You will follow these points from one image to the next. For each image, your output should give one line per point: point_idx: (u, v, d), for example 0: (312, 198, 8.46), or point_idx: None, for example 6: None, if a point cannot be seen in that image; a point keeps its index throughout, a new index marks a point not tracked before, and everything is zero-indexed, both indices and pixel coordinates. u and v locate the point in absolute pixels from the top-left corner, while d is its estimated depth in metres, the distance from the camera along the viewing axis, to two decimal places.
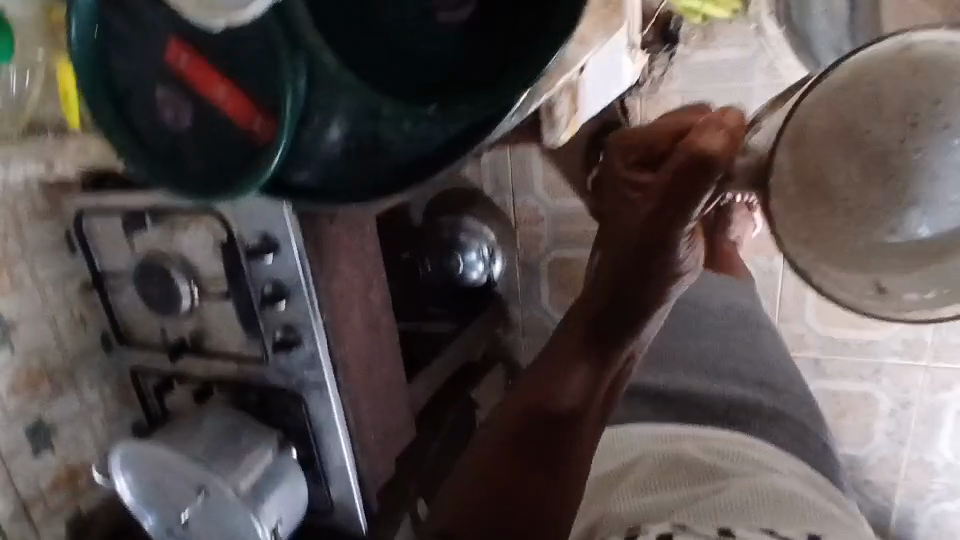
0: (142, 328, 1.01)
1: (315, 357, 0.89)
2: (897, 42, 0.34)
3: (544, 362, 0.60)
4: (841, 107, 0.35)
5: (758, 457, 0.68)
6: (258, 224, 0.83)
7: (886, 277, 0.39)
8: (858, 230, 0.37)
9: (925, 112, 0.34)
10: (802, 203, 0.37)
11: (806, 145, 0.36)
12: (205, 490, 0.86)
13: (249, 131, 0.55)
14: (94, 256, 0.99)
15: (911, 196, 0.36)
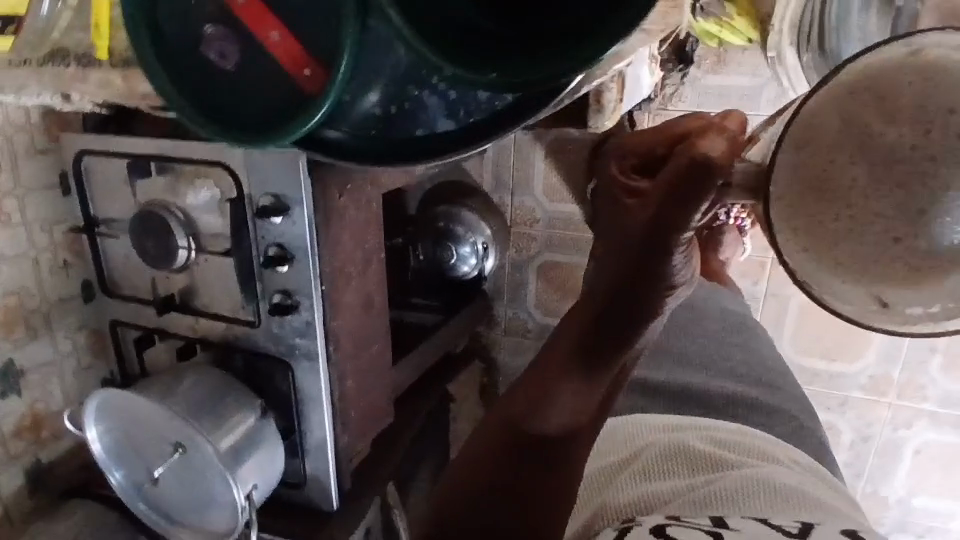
0: (128, 280, 0.99)
1: (310, 326, 0.88)
2: (904, 46, 0.30)
3: (529, 381, 0.55)
4: (850, 105, 0.31)
5: (759, 448, 0.72)
6: (271, 183, 0.82)
7: (892, 296, 0.33)
8: (860, 242, 0.31)
9: (941, 118, 0.29)
10: (809, 208, 0.32)
11: (810, 147, 0.32)
12: (179, 450, 0.84)
13: (295, 79, 0.55)
14: (89, 201, 0.96)
15: (931, 208, 0.29)
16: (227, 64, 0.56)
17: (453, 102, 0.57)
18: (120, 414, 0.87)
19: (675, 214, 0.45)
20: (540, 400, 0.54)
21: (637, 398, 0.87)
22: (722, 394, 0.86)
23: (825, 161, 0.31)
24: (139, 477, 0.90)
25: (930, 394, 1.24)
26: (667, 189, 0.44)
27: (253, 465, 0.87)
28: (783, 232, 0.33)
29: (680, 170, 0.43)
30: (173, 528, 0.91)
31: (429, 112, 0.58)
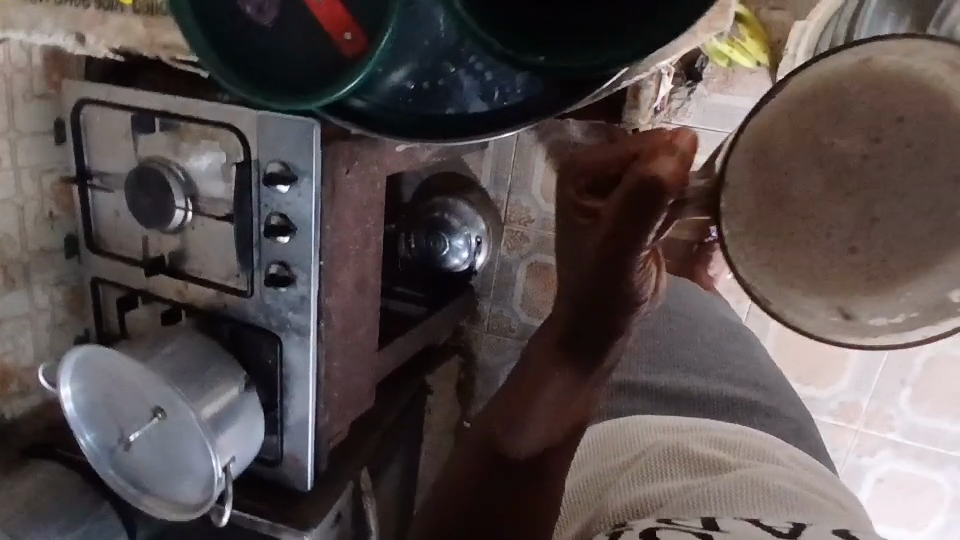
0: (117, 237, 0.96)
1: (304, 301, 0.86)
2: (855, 55, 0.31)
3: (508, 396, 0.60)
4: (799, 115, 0.32)
5: (759, 450, 0.80)
6: (281, 151, 0.80)
7: (857, 306, 0.33)
8: (820, 250, 0.32)
9: (889, 129, 0.30)
10: (765, 220, 0.33)
11: (766, 157, 0.33)
12: (158, 415, 0.82)
13: (336, 43, 0.54)
14: (84, 153, 0.93)
15: (879, 215, 0.31)
16: (265, 20, 0.56)
17: (488, 82, 0.57)
18: (99, 373, 0.84)
19: (629, 235, 0.49)
20: (522, 409, 0.58)
21: (642, 403, 0.94)
22: (724, 398, 0.95)
23: (784, 170, 0.32)
24: (111, 441, 0.87)
25: (897, 424, 1.27)
26: (618, 213, 0.48)
27: (233, 437, 0.84)
28: (736, 250, 0.34)
29: (630, 190, 0.46)
30: (140, 497, 0.87)
31: (462, 91, 0.58)
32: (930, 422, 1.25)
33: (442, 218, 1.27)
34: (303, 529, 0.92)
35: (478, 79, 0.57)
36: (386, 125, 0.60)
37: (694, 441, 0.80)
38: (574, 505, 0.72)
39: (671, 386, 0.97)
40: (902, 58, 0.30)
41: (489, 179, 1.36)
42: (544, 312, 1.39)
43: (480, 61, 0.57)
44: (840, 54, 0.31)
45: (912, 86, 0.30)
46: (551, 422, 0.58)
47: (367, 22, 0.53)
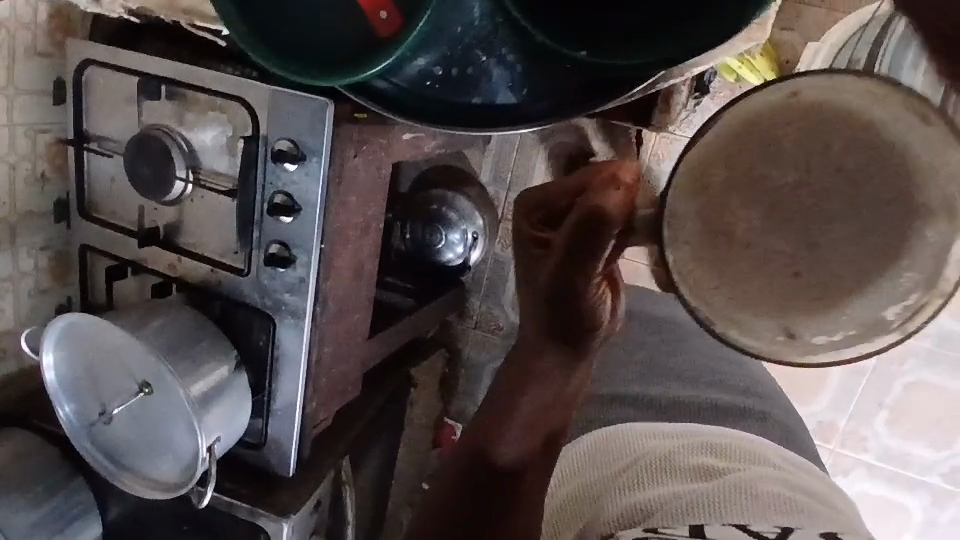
0: (112, 205, 0.93)
1: (303, 283, 0.84)
2: (784, 91, 0.31)
3: (488, 412, 0.67)
4: (734, 147, 0.32)
5: (752, 455, 0.82)
6: (291, 129, 0.79)
7: (798, 325, 0.32)
8: (761, 276, 0.31)
9: (830, 149, 0.29)
10: (708, 255, 0.33)
11: (711, 186, 0.32)
12: (144, 390, 0.80)
13: (374, 22, 0.53)
14: (83, 115, 0.90)
15: (817, 235, 0.30)
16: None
17: (519, 73, 0.56)
18: (86, 342, 0.81)
19: (578, 262, 0.53)
20: (506, 414, 0.66)
21: (636, 411, 0.95)
22: (711, 406, 0.97)
23: (723, 203, 0.32)
24: (91, 414, 0.84)
25: (870, 446, 1.29)
26: (569, 241, 0.53)
27: (219, 417, 0.83)
28: (684, 284, 0.33)
29: (580, 218, 0.51)
30: (118, 473, 0.83)
31: (492, 79, 0.57)
32: (902, 446, 1.27)
33: (439, 210, 1.26)
34: (283, 516, 0.90)
35: (508, 69, 0.56)
36: (409, 107, 0.59)
37: (686, 444, 0.83)
38: (566, 504, 0.77)
39: (661, 394, 0.99)
40: (828, 79, 0.30)
41: (489, 175, 1.35)
42: None
43: (514, 52, 0.56)
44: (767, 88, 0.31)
45: (841, 108, 0.30)
46: (528, 432, 0.66)
47: (407, 2, 0.52)
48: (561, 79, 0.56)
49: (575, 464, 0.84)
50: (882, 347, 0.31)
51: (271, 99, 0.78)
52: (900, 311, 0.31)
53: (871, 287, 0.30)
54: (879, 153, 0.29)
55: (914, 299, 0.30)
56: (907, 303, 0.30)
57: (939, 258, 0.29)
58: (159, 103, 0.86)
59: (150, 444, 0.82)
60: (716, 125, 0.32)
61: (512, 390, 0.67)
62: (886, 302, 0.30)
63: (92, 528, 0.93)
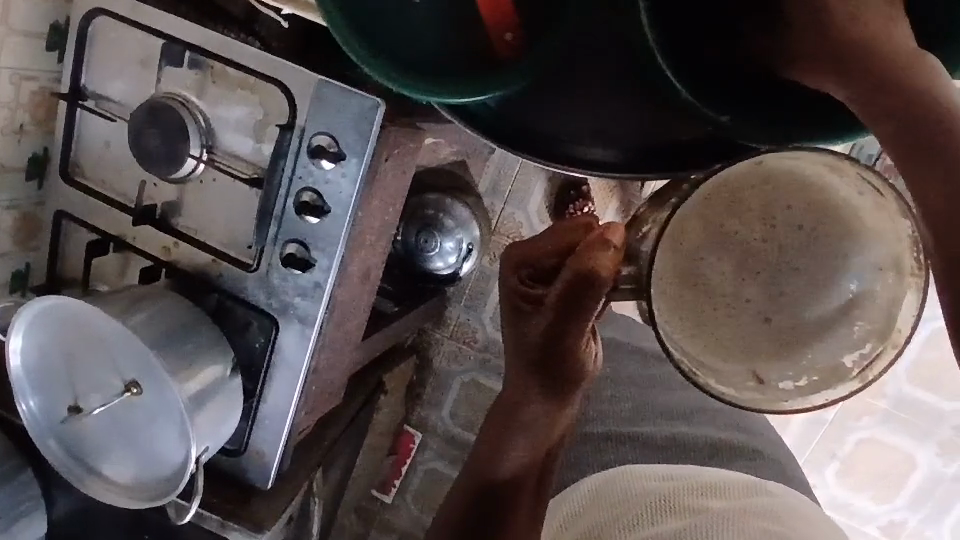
0: (103, 172, 0.84)
1: (318, 289, 0.78)
2: (750, 160, 0.40)
3: (479, 448, 0.67)
4: (707, 215, 0.41)
5: (759, 501, 0.75)
6: (334, 121, 0.73)
7: (764, 368, 0.40)
8: (733, 323, 0.40)
9: (782, 216, 0.40)
10: (690, 301, 0.41)
11: (684, 244, 0.42)
12: (131, 390, 0.71)
13: (496, 39, 0.50)
14: (83, 69, 0.80)
15: (777, 289, 0.41)
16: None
17: (608, 106, 0.52)
18: (69, 328, 0.73)
19: (574, 316, 0.53)
20: (495, 454, 0.66)
21: (631, 452, 0.94)
22: (706, 444, 0.97)
23: (697, 257, 0.41)
24: (61, 408, 0.76)
25: (818, 493, 1.35)
26: (563, 301, 0.52)
27: (208, 423, 0.75)
28: (670, 326, 0.41)
29: (571, 281, 0.50)
30: (87, 478, 0.76)
31: (579, 107, 0.53)
32: (848, 496, 1.34)
33: (435, 215, 1.19)
34: (257, 531, 0.85)
35: (596, 97, 0.52)
36: (486, 126, 0.54)
37: (680, 481, 0.80)
38: None
39: (655, 433, 0.98)
40: (785, 159, 0.39)
41: (487, 186, 1.31)
42: None
43: (613, 84, 0.52)
44: (739, 163, 0.40)
45: (791, 182, 0.39)
46: (523, 466, 0.66)
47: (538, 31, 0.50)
48: (654, 132, 0.52)
49: (577, 506, 0.82)
50: (848, 393, 0.38)
51: (315, 91, 0.72)
52: (857, 359, 0.39)
53: (823, 334, 0.40)
54: (815, 220, 0.40)
55: (868, 348, 0.39)
56: (862, 352, 0.39)
57: (886, 314, 0.38)
58: (178, 71, 0.77)
59: (131, 446, 0.75)
60: (693, 198, 0.42)
61: (500, 430, 0.65)
62: (844, 349, 0.39)
63: (35, 527, 0.84)
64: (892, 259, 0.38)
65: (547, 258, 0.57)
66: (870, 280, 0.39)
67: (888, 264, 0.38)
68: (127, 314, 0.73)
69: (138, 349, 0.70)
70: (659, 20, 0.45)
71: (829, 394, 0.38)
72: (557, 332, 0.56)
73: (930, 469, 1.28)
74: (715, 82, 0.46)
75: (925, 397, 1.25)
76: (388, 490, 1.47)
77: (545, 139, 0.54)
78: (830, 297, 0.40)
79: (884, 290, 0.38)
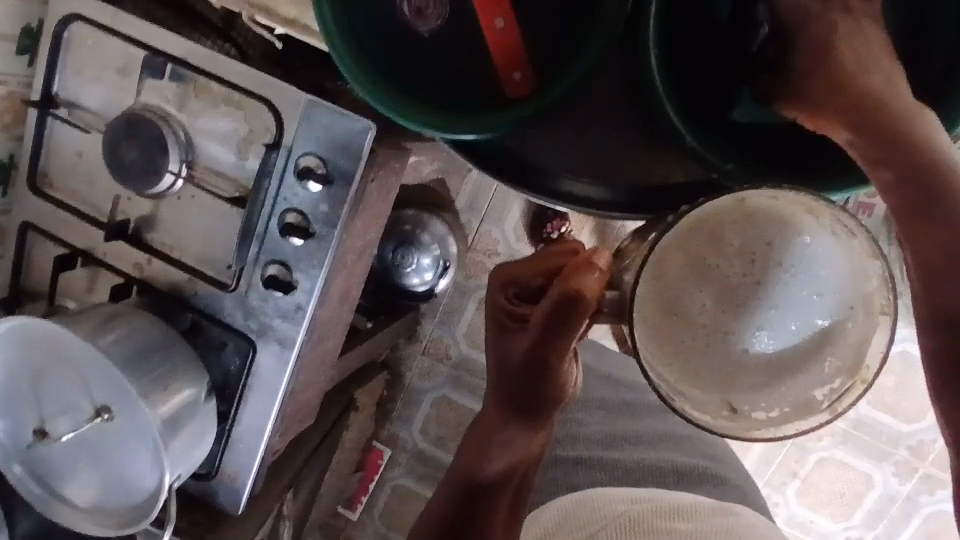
0: (74, 182, 0.81)
1: (299, 312, 0.76)
2: (732, 197, 0.43)
3: (460, 456, 0.65)
4: (688, 248, 0.44)
5: (727, 521, 0.75)
6: (323, 142, 0.71)
7: (738, 399, 0.44)
8: (709, 351, 0.44)
9: (761, 252, 0.44)
10: (670, 331, 0.44)
11: (665, 279, 0.44)
12: (102, 415, 0.68)
13: (501, 79, 0.51)
14: (55, 76, 0.77)
15: (757, 321, 0.44)
16: (423, 26, 0.52)
17: (594, 135, 0.55)
18: (38, 349, 0.70)
19: (560, 337, 0.52)
20: (477, 462, 0.64)
21: (597, 467, 0.91)
22: (671, 469, 0.93)
23: (677, 288, 0.44)
24: (28, 430, 0.73)
25: (778, 510, 1.36)
26: (548, 321, 0.51)
27: (180, 447, 0.72)
28: (647, 353, 0.44)
29: (557, 302, 0.50)
30: (52, 502, 0.75)
31: (563, 134, 0.55)
32: (807, 514, 1.35)
33: (412, 231, 1.19)
34: None
35: (582, 127, 0.55)
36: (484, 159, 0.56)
37: (649, 501, 0.77)
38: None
39: (625, 459, 0.94)
40: (765, 195, 0.42)
41: (465, 203, 1.29)
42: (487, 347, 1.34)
43: (601, 115, 0.55)
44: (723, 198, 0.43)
45: (767, 218, 0.43)
46: (506, 473, 0.65)
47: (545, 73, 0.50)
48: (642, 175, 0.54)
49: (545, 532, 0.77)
50: (820, 424, 0.42)
51: (305, 112, 0.71)
52: (827, 393, 0.42)
53: (794, 371, 0.43)
54: (792, 260, 0.43)
55: (837, 384, 0.42)
56: (832, 387, 0.42)
57: (855, 353, 0.42)
58: (161, 83, 0.75)
59: (99, 473, 0.73)
60: (676, 229, 0.44)
61: (478, 445, 0.63)
62: (813, 386, 0.43)
63: None
64: (862, 300, 0.42)
65: (534, 279, 0.58)
66: (841, 316, 0.43)
67: (858, 304, 0.42)
68: (96, 335, 0.69)
69: (108, 370, 0.67)
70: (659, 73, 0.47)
71: (800, 425, 0.42)
72: (543, 354, 0.54)
73: (886, 487, 1.29)
74: (709, 120, 0.49)
75: (883, 418, 1.26)
76: (354, 506, 1.44)
77: (539, 175, 0.56)
78: (802, 332, 0.43)
79: (856, 327, 0.42)
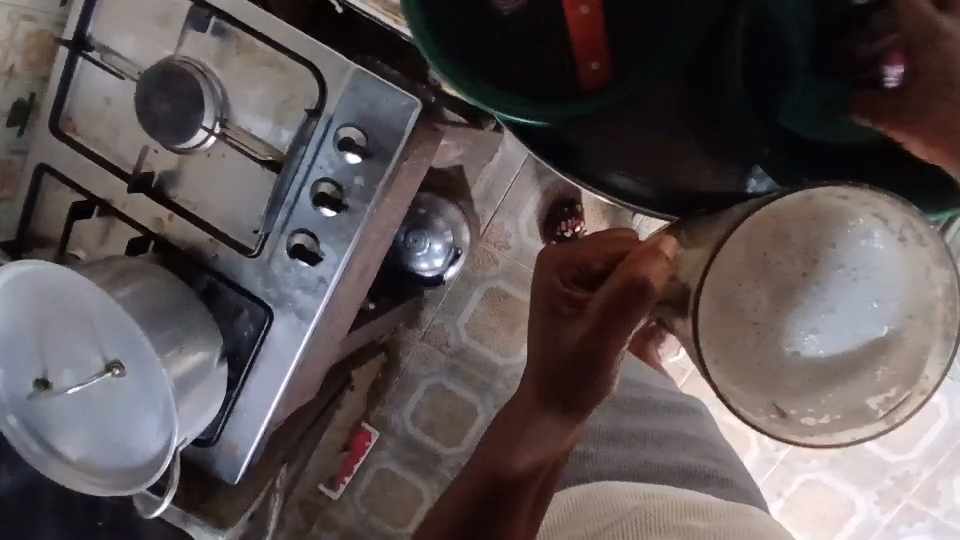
0: (99, 128, 0.78)
1: (322, 284, 0.75)
2: (802, 193, 0.43)
3: (490, 441, 0.64)
4: (751, 242, 0.44)
5: (744, 523, 0.73)
6: (368, 117, 0.70)
7: (785, 402, 0.45)
8: (762, 352, 0.45)
9: (823, 255, 0.45)
10: (721, 329, 0.45)
11: (720, 273, 0.44)
12: (114, 370, 0.66)
13: (580, 68, 0.52)
14: (92, 17, 0.74)
15: (807, 324, 0.45)
16: (504, 5, 0.52)
17: (649, 134, 0.56)
18: (49, 297, 0.67)
19: (617, 329, 0.50)
20: (507, 451, 0.62)
21: (608, 454, 0.90)
22: (677, 469, 0.86)
23: (734, 286, 0.45)
24: (28, 380, 0.70)
25: None
26: (605, 310, 0.49)
27: (189, 409, 0.69)
28: (707, 348, 0.44)
29: (619, 287, 0.48)
30: (46, 459, 0.72)
31: (625, 134, 0.56)
32: None
33: (426, 215, 1.18)
34: (218, 529, 0.81)
35: (646, 123, 0.56)
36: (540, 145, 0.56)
37: (662, 499, 0.76)
38: None
39: (630, 457, 0.89)
40: (833, 197, 0.43)
41: (481, 192, 1.26)
42: (487, 338, 1.32)
43: (664, 123, 0.55)
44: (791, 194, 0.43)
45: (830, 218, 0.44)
46: (537, 467, 0.63)
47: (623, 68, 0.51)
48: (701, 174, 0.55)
49: (554, 526, 0.79)
50: (876, 433, 0.43)
51: (352, 84, 0.70)
52: (882, 402, 0.43)
53: (847, 376, 0.45)
54: (855, 263, 0.45)
55: (893, 393, 0.43)
56: (887, 397, 0.43)
57: (913, 363, 0.43)
58: (202, 36, 0.73)
59: (103, 429, 0.70)
60: (741, 227, 0.44)
61: (510, 439, 0.61)
62: (866, 395, 0.44)
63: None
64: (921, 309, 0.44)
65: (596, 264, 0.56)
66: (899, 326, 0.44)
67: (918, 313, 0.44)
68: (111, 289, 0.65)
69: (124, 321, 0.65)
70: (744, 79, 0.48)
71: (857, 433, 0.43)
72: (595, 343, 0.51)
73: (868, 515, 1.28)
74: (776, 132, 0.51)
75: (873, 445, 1.24)
76: (336, 486, 1.38)
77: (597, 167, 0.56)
78: (858, 337, 0.45)
79: (914, 338, 0.44)
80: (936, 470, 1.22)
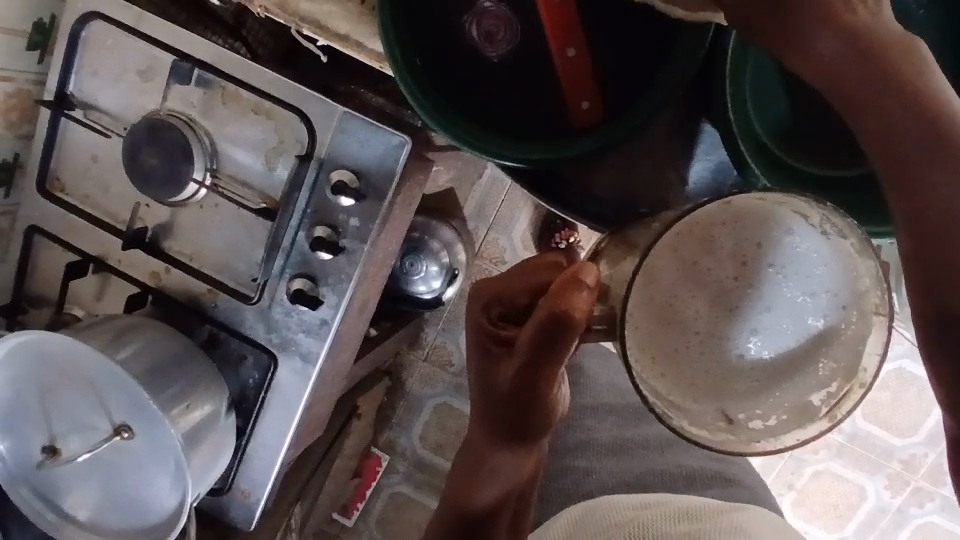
0: (88, 185, 0.77)
1: (324, 326, 0.74)
2: (720, 200, 0.41)
3: (457, 472, 0.64)
4: (681, 250, 0.43)
5: (732, 521, 0.68)
6: (356, 159, 0.70)
7: (733, 407, 0.43)
8: (701, 360, 0.43)
9: (751, 254, 0.43)
10: (663, 339, 0.43)
11: (656, 286, 0.43)
12: (121, 434, 0.65)
13: (571, 106, 0.53)
14: (70, 74, 0.74)
15: (742, 324, 0.43)
16: (492, 51, 0.56)
17: (638, 162, 0.57)
18: (51, 364, 0.67)
19: (544, 366, 0.48)
20: (473, 483, 0.63)
21: (621, 465, 0.89)
22: (680, 473, 0.88)
23: (672, 295, 0.43)
24: (36, 448, 0.70)
25: None
26: (532, 349, 0.48)
27: (201, 461, 0.68)
28: (641, 361, 0.42)
29: (543, 324, 0.45)
30: (61, 526, 0.72)
31: (619, 164, 0.58)
32: None
33: (420, 238, 1.15)
34: None
35: (635, 155, 0.57)
36: (538, 184, 0.58)
37: (652, 511, 0.70)
38: None
39: (633, 469, 0.88)
40: (753, 197, 0.41)
41: (473, 211, 1.25)
42: None
43: (653, 151, 0.57)
44: (713, 203, 0.41)
45: (760, 221, 0.42)
46: (504, 491, 0.64)
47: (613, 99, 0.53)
48: (710, 189, 0.57)
49: None
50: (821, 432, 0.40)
51: (338, 127, 0.70)
52: (824, 399, 0.41)
53: (790, 374, 0.43)
54: (784, 260, 0.42)
55: (835, 388, 0.41)
56: (829, 392, 0.41)
57: (852, 354, 0.41)
58: (187, 88, 0.72)
59: (115, 490, 0.70)
60: (666, 234, 0.42)
61: (469, 476, 0.63)
62: (810, 390, 0.42)
63: None
64: (854, 299, 0.41)
65: (521, 297, 0.53)
66: (834, 318, 0.42)
67: (851, 304, 0.41)
68: (113, 349, 0.65)
69: (121, 376, 0.64)
70: (737, 104, 0.48)
71: (802, 434, 0.41)
72: (528, 379, 0.50)
73: (878, 500, 1.21)
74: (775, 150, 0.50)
75: (878, 432, 1.18)
76: (350, 513, 1.38)
77: (603, 200, 0.58)
78: (798, 335, 0.42)
79: (850, 329, 0.41)
80: (942, 451, 1.18)
